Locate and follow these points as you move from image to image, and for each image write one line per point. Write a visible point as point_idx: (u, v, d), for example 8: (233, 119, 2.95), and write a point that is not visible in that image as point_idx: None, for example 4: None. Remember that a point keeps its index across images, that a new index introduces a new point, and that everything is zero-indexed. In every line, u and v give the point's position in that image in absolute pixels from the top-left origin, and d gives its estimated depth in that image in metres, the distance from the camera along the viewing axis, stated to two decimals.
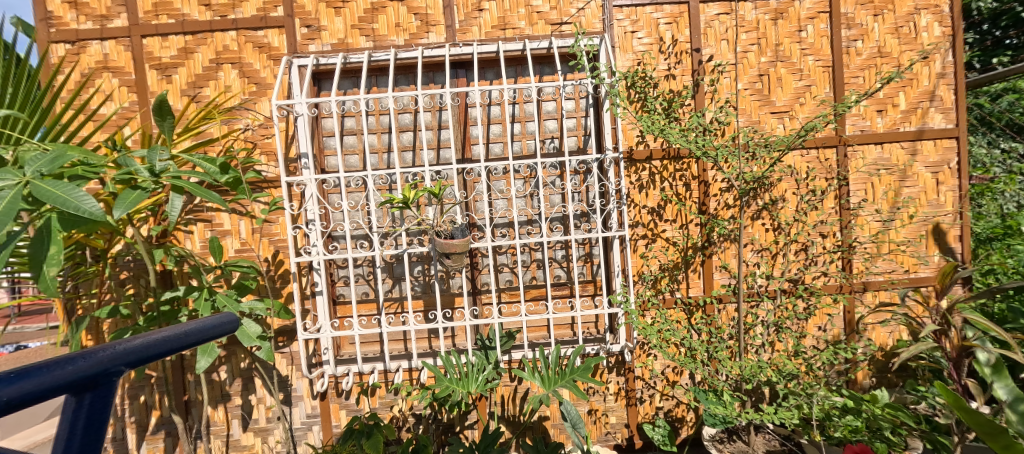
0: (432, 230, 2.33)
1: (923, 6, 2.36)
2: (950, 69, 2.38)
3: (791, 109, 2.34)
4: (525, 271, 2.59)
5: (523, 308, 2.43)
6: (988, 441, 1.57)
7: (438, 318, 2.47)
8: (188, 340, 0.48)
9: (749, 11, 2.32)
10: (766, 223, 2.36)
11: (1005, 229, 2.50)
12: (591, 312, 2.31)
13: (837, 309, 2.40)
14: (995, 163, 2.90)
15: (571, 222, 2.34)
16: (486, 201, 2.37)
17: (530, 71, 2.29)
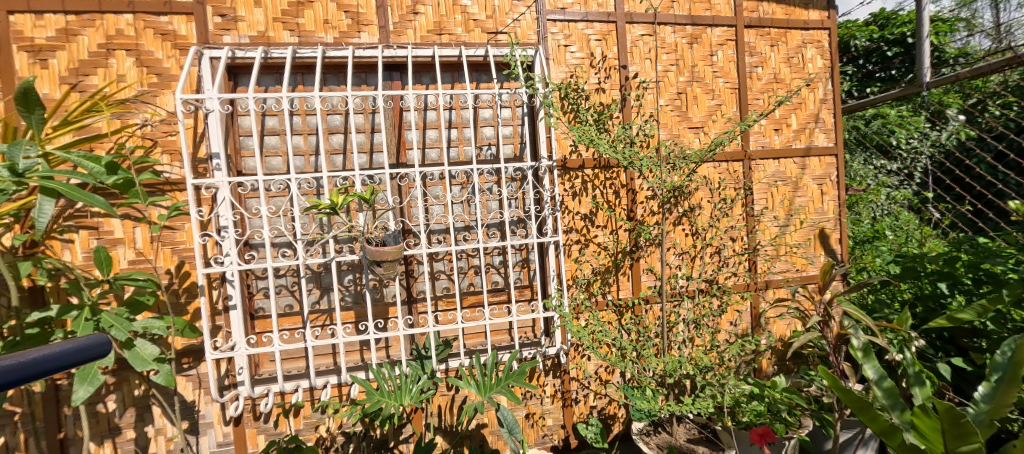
0: (362, 237, 2.22)
1: (808, 41, 2.75)
2: (829, 96, 2.79)
3: (705, 125, 2.58)
4: (462, 278, 2.57)
5: (459, 315, 2.40)
6: (861, 416, 1.80)
7: (369, 329, 2.36)
8: (43, 366, 0.70)
9: (669, 34, 2.54)
10: (686, 229, 2.57)
11: (874, 234, 2.95)
12: (527, 316, 2.34)
13: (745, 306, 2.67)
14: (867, 177, 3.40)
15: (507, 228, 2.37)
16: (421, 207, 2.32)
17: (467, 78, 2.29)
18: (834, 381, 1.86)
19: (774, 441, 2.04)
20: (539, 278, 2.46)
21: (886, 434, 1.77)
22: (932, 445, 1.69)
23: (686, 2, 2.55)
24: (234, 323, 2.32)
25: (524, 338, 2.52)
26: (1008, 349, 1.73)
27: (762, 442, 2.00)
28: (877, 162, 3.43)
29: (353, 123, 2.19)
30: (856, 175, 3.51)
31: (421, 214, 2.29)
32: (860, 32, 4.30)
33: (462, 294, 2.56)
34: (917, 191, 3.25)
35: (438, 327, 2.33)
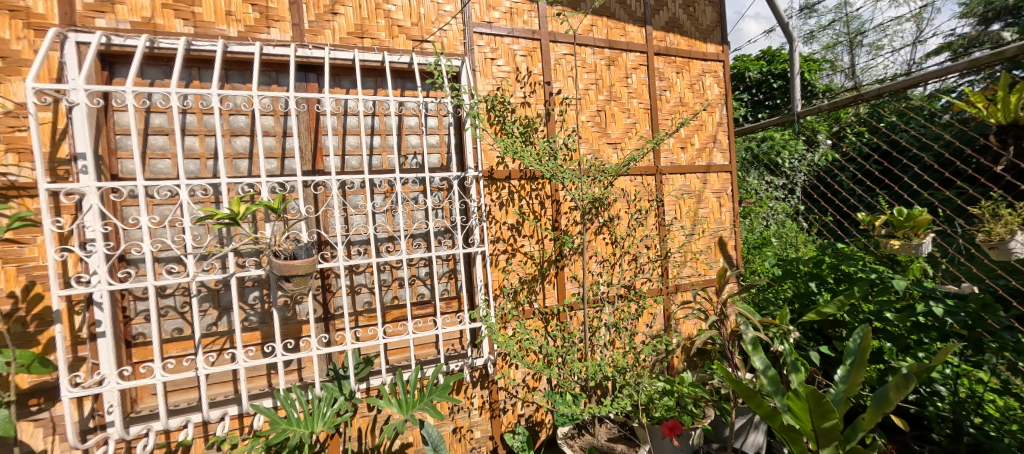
0: (269, 250, 2.01)
1: (705, 71, 3.11)
2: (724, 120, 3.17)
3: (622, 141, 2.78)
4: (385, 291, 2.45)
5: (382, 330, 2.27)
6: (749, 403, 2.04)
7: (277, 351, 2.14)
8: None
9: (590, 56, 2.70)
10: (606, 238, 2.73)
11: (762, 241, 3.38)
12: (453, 328, 2.30)
13: (658, 309, 2.89)
14: (757, 191, 3.90)
15: (433, 239, 2.31)
16: (340, 216, 2.16)
17: (390, 84, 2.22)
18: (729, 374, 2.08)
19: (681, 433, 2.24)
20: (466, 288, 2.43)
21: (770, 418, 2.01)
22: (804, 425, 1.96)
23: (604, 27, 2.74)
24: (104, 353, 1.96)
25: (451, 350, 2.46)
26: (859, 337, 2.06)
27: (671, 434, 2.19)
28: (765, 179, 3.97)
29: (260, 124, 1.99)
30: (749, 189, 4.01)
31: (339, 225, 2.14)
32: (752, 66, 4.98)
33: (385, 308, 2.43)
34: (793, 204, 3.81)
35: (357, 345, 2.18)
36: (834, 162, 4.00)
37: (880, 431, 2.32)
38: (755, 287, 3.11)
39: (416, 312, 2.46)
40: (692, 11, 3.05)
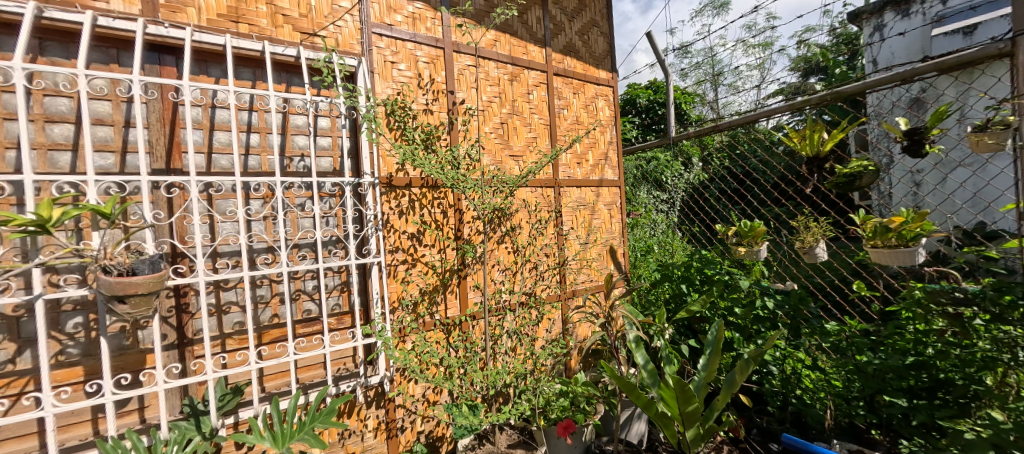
0: (96, 264, 1.60)
1: (597, 95, 3.39)
2: (613, 140, 3.50)
3: (523, 154, 2.89)
4: (261, 309, 2.13)
5: (254, 354, 1.96)
6: (631, 396, 2.24)
7: (104, 391, 1.70)
8: None
9: (493, 69, 2.76)
10: (508, 247, 2.79)
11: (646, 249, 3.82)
12: (343, 346, 2.08)
13: (556, 315, 3.03)
14: (641, 205, 4.41)
15: (321, 249, 2.08)
16: (200, 224, 1.82)
17: (271, 77, 1.95)
18: (613, 372, 2.28)
19: (574, 431, 2.36)
20: (359, 302, 2.22)
21: (646, 407, 2.24)
22: (674, 411, 2.21)
23: (506, 44, 2.83)
24: None
25: (340, 370, 2.23)
26: (715, 331, 2.40)
27: (565, 433, 2.31)
28: (653, 192, 4.60)
29: (87, 109, 1.60)
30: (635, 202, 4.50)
31: (198, 233, 1.80)
32: (641, 94, 6.03)
33: (260, 328, 2.11)
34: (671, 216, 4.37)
35: (222, 373, 1.84)
36: (703, 180, 4.69)
37: (732, 409, 2.72)
38: (641, 290, 3.46)
39: (300, 331, 2.18)
40: (586, 38, 3.33)
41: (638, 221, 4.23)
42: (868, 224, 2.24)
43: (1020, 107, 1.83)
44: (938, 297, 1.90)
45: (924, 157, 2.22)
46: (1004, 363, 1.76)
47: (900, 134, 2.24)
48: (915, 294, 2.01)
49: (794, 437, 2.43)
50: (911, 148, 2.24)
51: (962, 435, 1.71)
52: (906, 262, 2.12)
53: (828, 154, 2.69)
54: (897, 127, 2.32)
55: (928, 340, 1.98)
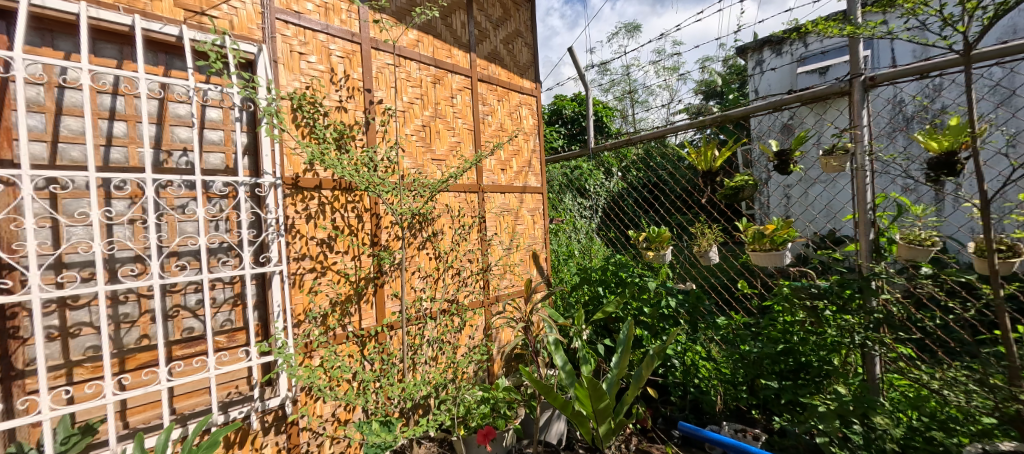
0: None
1: (521, 103, 3.44)
2: (537, 148, 3.56)
3: (446, 158, 2.81)
4: (125, 330, 1.78)
5: (112, 383, 1.64)
6: (548, 399, 2.25)
7: None
8: None
9: (415, 70, 2.66)
10: (430, 253, 2.68)
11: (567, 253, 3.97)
12: (233, 368, 1.83)
13: (479, 322, 2.97)
14: (564, 210, 4.58)
15: (206, 257, 1.82)
16: (35, 227, 1.49)
17: (141, 57, 1.68)
18: (530, 375, 2.30)
19: (494, 437, 2.32)
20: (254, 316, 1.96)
21: (563, 408, 2.25)
22: (588, 409, 2.26)
23: (429, 45, 2.76)
24: None
25: (229, 395, 1.95)
26: (625, 331, 2.53)
27: (485, 441, 2.27)
28: (577, 200, 4.77)
29: None
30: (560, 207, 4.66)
31: (31, 239, 1.47)
32: (566, 106, 6.29)
33: (122, 353, 1.76)
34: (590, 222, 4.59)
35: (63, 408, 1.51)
36: (621, 189, 4.98)
37: (642, 401, 2.86)
38: (563, 294, 3.53)
39: (177, 354, 1.87)
40: (510, 48, 3.36)
41: (561, 227, 4.36)
42: (749, 229, 2.51)
43: (855, 136, 2.20)
44: (800, 292, 2.21)
45: (790, 173, 2.55)
46: (846, 346, 2.07)
47: (771, 155, 2.60)
48: (784, 290, 2.30)
49: (691, 424, 2.59)
50: (781, 167, 2.58)
51: (816, 408, 1.98)
52: (776, 263, 2.41)
53: (718, 168, 2.98)
54: (769, 147, 2.66)
55: (794, 330, 2.28)
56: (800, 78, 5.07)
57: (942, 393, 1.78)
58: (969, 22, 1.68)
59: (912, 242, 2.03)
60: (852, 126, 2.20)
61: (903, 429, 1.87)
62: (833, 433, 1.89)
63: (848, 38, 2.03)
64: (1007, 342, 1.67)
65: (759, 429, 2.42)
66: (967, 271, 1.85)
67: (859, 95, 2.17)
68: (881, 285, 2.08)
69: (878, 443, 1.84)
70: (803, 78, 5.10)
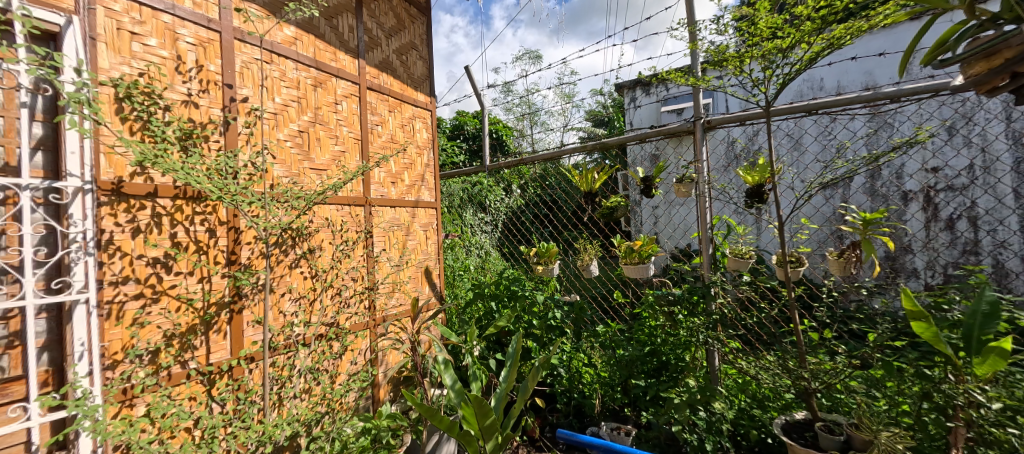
0: None
1: (416, 116, 3.33)
2: (431, 163, 3.46)
3: (328, 169, 2.56)
4: None
5: None
6: (434, 421, 2.11)
7: None
8: None
9: (292, 70, 2.40)
10: (304, 272, 2.39)
11: (463, 268, 3.92)
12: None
13: (364, 345, 2.73)
14: (460, 224, 4.55)
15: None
16: None
17: None
18: (413, 399, 2.13)
19: None
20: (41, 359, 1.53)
21: (449, 430, 2.14)
22: (474, 427, 2.20)
23: (310, 45, 2.53)
24: None
25: None
26: (513, 344, 2.54)
27: None
28: (478, 215, 4.78)
29: None
30: (456, 221, 4.62)
31: None
32: (469, 122, 6.36)
33: None
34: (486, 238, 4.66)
35: None
36: (519, 205, 5.14)
37: (530, 413, 2.88)
38: (457, 311, 3.45)
39: None
40: (404, 59, 3.25)
41: (456, 243, 4.28)
42: (622, 244, 2.74)
43: (698, 168, 2.55)
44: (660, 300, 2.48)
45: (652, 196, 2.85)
46: (694, 343, 2.39)
47: (638, 180, 2.89)
48: (648, 298, 2.59)
49: (571, 430, 2.66)
50: (645, 190, 2.88)
51: (673, 401, 2.21)
52: (640, 275, 2.65)
53: (597, 190, 3.24)
54: (637, 174, 2.95)
55: (656, 333, 2.56)
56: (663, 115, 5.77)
57: (758, 377, 2.24)
58: (769, 84, 2.10)
59: (737, 255, 2.44)
60: (696, 159, 2.53)
61: (736, 411, 2.27)
62: (684, 420, 2.14)
63: (693, 87, 2.42)
64: (797, 333, 2.08)
65: (630, 425, 2.57)
66: (771, 279, 2.28)
67: (700, 134, 2.52)
68: (719, 291, 2.41)
69: (717, 424, 2.19)
70: (666, 116, 5.83)
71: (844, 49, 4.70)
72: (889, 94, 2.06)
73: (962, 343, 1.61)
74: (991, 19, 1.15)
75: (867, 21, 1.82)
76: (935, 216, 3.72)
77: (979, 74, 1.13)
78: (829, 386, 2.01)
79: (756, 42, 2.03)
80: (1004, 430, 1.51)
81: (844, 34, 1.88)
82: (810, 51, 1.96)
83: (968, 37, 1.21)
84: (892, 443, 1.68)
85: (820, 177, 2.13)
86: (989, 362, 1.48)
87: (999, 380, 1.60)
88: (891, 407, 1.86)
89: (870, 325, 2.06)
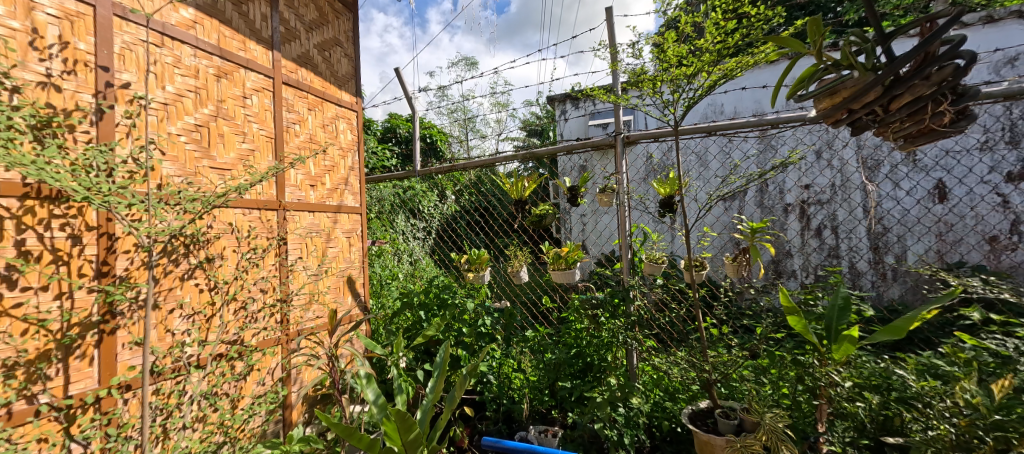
0: None
1: (340, 116, 3.14)
2: (357, 166, 3.28)
3: (233, 169, 2.30)
4: None
5: None
6: (350, 440, 1.95)
7: None
8: None
9: (189, 56, 2.14)
10: (201, 284, 2.12)
11: (391, 277, 3.73)
12: None
13: (274, 362, 2.48)
14: (390, 230, 4.36)
15: None
16: None
17: None
18: (327, 418, 1.94)
19: None
20: None
21: (369, 449, 1.99)
22: (396, 442, 2.05)
23: (213, 31, 2.27)
24: None
25: None
26: (442, 353, 2.45)
27: None
28: (410, 220, 4.63)
29: None
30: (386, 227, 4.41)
31: None
32: (401, 125, 6.16)
33: None
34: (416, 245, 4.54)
35: None
36: (455, 212, 5.09)
37: (457, 423, 2.79)
38: (384, 322, 3.27)
39: None
40: (327, 55, 3.04)
41: (384, 250, 4.07)
42: (551, 250, 2.79)
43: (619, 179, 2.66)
44: (585, 304, 2.56)
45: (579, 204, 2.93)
46: (615, 343, 2.46)
47: (565, 189, 2.97)
48: (574, 302, 2.64)
49: (496, 437, 2.61)
50: (572, 199, 2.95)
51: (596, 399, 2.27)
52: (567, 280, 2.70)
53: (527, 197, 3.30)
54: (564, 183, 3.03)
55: (582, 335, 2.62)
56: (591, 129, 6.01)
57: (670, 373, 2.37)
58: (676, 106, 2.26)
59: (654, 260, 2.69)
60: (616, 171, 2.63)
61: (651, 406, 2.38)
62: (605, 418, 2.20)
63: (614, 104, 2.53)
64: (701, 332, 2.24)
65: (557, 427, 2.57)
66: (680, 282, 2.48)
67: (621, 148, 2.63)
68: (637, 294, 2.53)
69: (635, 418, 2.28)
70: (594, 129, 6.09)
71: (738, 79, 5.22)
72: (771, 122, 2.30)
73: (824, 332, 1.93)
74: (833, 65, 1.28)
75: (753, 57, 2.04)
76: (807, 226, 4.33)
77: (826, 108, 1.28)
78: (726, 375, 2.18)
79: (667, 67, 2.17)
80: (854, 404, 1.86)
81: (736, 66, 2.08)
82: (709, 79, 2.15)
83: (817, 79, 1.34)
84: (774, 423, 1.86)
85: (718, 191, 2.32)
86: (842, 348, 1.80)
87: (850, 362, 1.97)
88: (774, 391, 2.09)
89: (757, 320, 2.32)
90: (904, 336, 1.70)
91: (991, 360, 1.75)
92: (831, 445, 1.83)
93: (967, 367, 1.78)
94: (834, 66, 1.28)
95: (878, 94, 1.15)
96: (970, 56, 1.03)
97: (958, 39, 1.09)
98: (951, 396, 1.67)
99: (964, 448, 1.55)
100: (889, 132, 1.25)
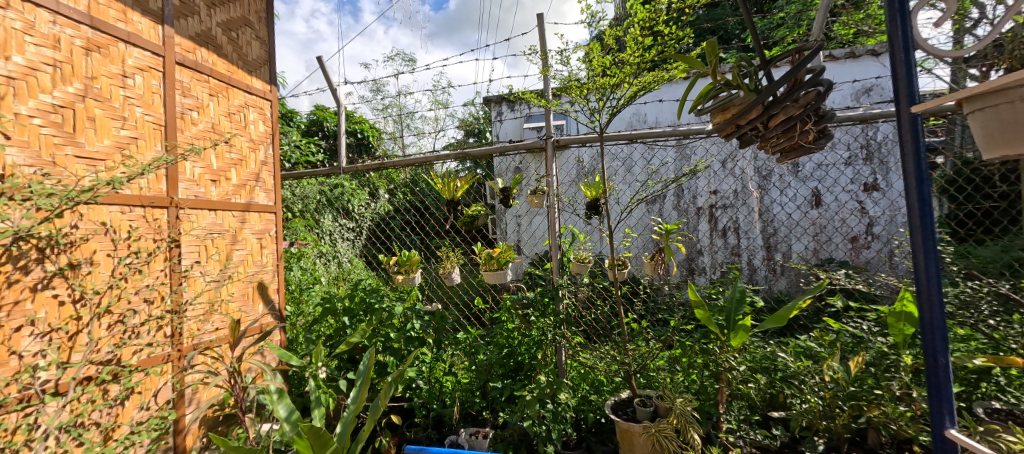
0: None
1: (250, 104, 2.84)
2: (270, 160, 2.99)
3: (108, 159, 1.97)
4: None
5: None
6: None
7: None
8: None
9: (46, 22, 1.78)
10: (63, 295, 1.79)
11: (312, 281, 3.45)
12: None
13: (163, 381, 2.17)
14: (313, 230, 4.05)
15: None
16: None
17: None
18: (226, 441, 1.74)
19: None
20: None
21: None
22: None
23: None
24: None
25: None
26: (365, 360, 2.30)
27: None
28: (337, 220, 4.32)
29: None
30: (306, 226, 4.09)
31: None
32: (327, 118, 5.77)
33: None
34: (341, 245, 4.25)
35: None
36: (386, 211, 4.85)
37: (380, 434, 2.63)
38: (302, 330, 3.01)
39: None
40: (233, 36, 2.72)
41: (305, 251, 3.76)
42: (482, 250, 2.73)
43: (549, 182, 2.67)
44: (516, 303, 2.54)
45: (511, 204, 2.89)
46: (544, 341, 2.47)
47: (498, 190, 2.93)
48: (505, 302, 2.61)
49: (420, 445, 2.50)
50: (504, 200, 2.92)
51: (525, 397, 2.26)
52: (498, 280, 2.66)
53: (459, 197, 3.21)
54: (496, 184, 3.00)
55: (513, 335, 2.59)
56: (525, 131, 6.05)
57: (595, 367, 2.43)
58: (602, 113, 2.30)
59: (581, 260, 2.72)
60: (547, 174, 2.64)
61: (578, 401, 2.41)
62: (534, 416, 2.18)
63: (545, 108, 2.52)
64: (625, 328, 2.31)
65: (488, 428, 2.52)
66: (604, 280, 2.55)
67: (551, 151, 2.65)
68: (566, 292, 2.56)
69: (562, 413, 2.30)
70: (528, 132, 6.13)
71: (659, 91, 5.54)
72: (683, 132, 2.44)
73: (723, 322, 2.06)
74: (725, 85, 1.38)
75: (668, 72, 2.13)
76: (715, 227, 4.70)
77: (719, 122, 1.38)
78: (644, 366, 2.29)
79: (593, 76, 2.21)
80: (746, 385, 2.07)
81: (654, 80, 2.17)
82: (630, 90, 2.20)
83: (713, 95, 1.43)
84: (685, 407, 1.97)
85: (638, 196, 2.41)
86: (737, 334, 1.98)
87: (745, 348, 2.14)
88: (687, 380, 2.22)
89: (670, 314, 2.46)
90: (785, 324, 1.87)
91: (848, 340, 2.03)
92: (728, 423, 1.98)
93: (831, 347, 2.05)
94: (726, 85, 1.38)
95: (758, 113, 1.25)
96: (828, 84, 1.17)
97: (819, 68, 1.21)
98: (819, 373, 1.93)
99: (828, 416, 1.86)
100: (769, 146, 1.36)
